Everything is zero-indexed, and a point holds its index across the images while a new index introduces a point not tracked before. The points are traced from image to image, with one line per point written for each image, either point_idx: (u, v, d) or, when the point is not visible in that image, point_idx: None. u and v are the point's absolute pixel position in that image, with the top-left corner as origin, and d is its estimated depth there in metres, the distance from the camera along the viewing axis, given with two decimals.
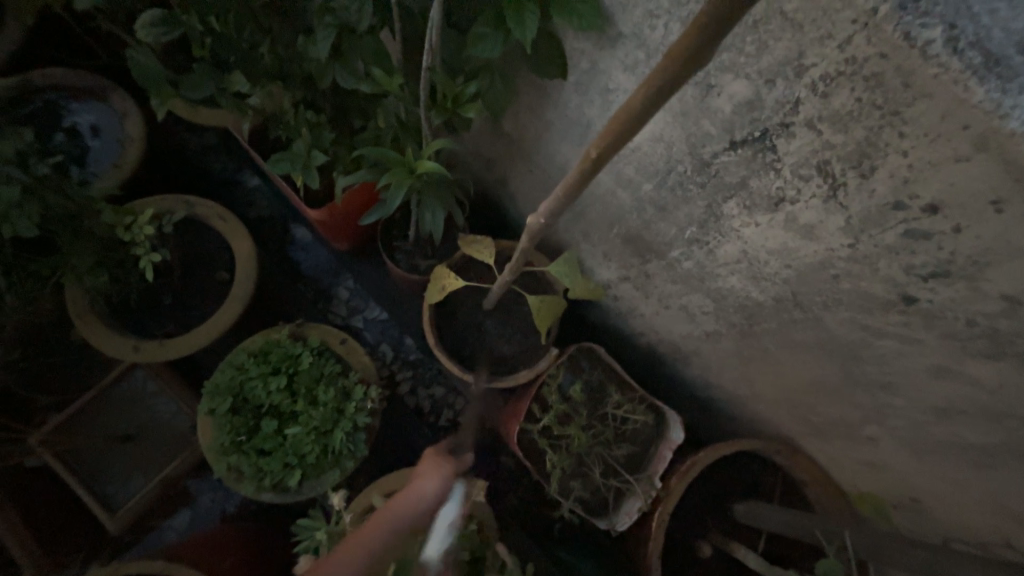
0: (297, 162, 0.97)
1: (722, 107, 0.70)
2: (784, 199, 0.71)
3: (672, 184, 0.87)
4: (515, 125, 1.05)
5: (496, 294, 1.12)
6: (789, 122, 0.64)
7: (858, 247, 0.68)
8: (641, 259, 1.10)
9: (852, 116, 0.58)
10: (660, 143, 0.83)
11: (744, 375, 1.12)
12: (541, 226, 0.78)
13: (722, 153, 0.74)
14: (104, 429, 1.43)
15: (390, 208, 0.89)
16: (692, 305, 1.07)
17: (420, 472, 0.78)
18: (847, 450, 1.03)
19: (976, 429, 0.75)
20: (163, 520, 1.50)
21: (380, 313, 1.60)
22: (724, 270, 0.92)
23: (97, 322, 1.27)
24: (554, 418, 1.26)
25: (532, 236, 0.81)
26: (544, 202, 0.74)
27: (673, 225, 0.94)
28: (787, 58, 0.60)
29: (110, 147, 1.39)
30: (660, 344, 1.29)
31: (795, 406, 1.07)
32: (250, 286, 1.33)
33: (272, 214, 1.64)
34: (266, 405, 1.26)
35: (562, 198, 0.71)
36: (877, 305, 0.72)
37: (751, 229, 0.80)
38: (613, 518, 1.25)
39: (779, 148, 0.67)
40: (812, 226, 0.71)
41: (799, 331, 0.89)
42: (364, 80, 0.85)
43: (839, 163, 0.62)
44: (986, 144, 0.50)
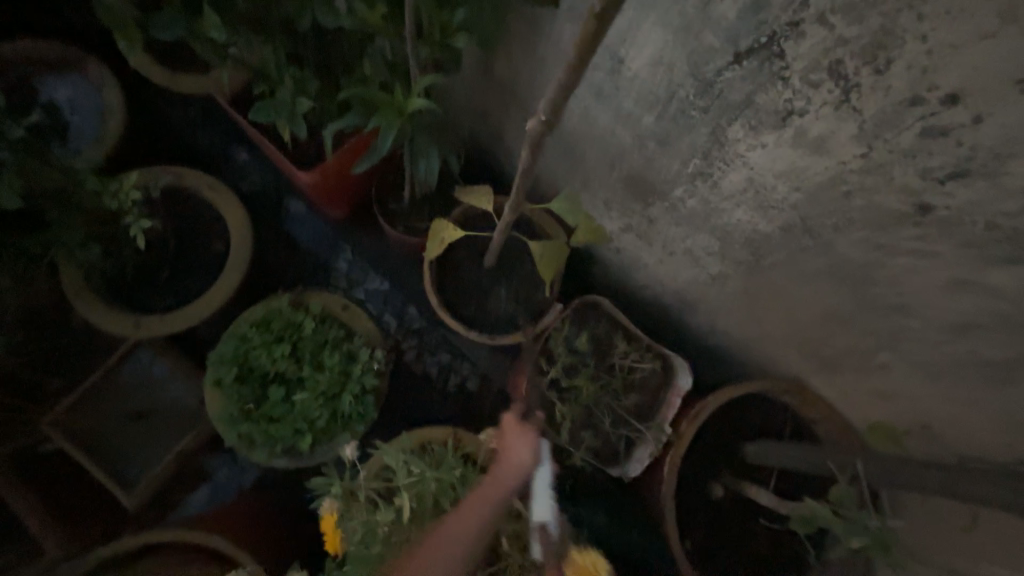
0: (281, 111, 0.94)
1: (726, 14, 0.66)
2: (792, 111, 0.68)
3: (674, 113, 0.83)
4: (509, 67, 1.01)
5: (496, 244, 1.10)
6: (798, 19, 0.60)
7: (871, 156, 0.65)
8: (643, 203, 1.07)
9: (867, 2, 0.55)
10: (660, 67, 0.79)
11: (752, 315, 1.11)
12: (541, 129, 0.65)
13: (726, 68, 0.71)
14: (115, 407, 1.44)
15: (381, 152, 0.86)
16: (698, 247, 1.05)
17: (511, 442, 0.87)
18: (857, 383, 1.03)
19: (991, 343, 0.74)
20: (183, 495, 1.53)
21: (381, 282, 1.57)
22: (730, 204, 0.89)
23: (94, 299, 1.26)
24: (560, 370, 1.27)
25: (533, 147, 0.69)
26: (542, 96, 0.61)
27: (676, 159, 0.90)
28: None
29: (90, 119, 1.34)
30: (666, 294, 1.28)
31: (805, 342, 1.06)
32: (247, 255, 1.31)
33: (266, 187, 1.60)
34: (273, 373, 1.26)
35: (561, 91, 0.58)
36: (890, 220, 0.70)
37: (757, 152, 0.77)
38: (625, 465, 1.26)
39: (788, 53, 0.64)
40: (823, 138, 0.68)
41: (810, 261, 0.87)
42: (345, 17, 0.81)
43: (851, 61, 0.59)
44: (1013, 13, 0.46)
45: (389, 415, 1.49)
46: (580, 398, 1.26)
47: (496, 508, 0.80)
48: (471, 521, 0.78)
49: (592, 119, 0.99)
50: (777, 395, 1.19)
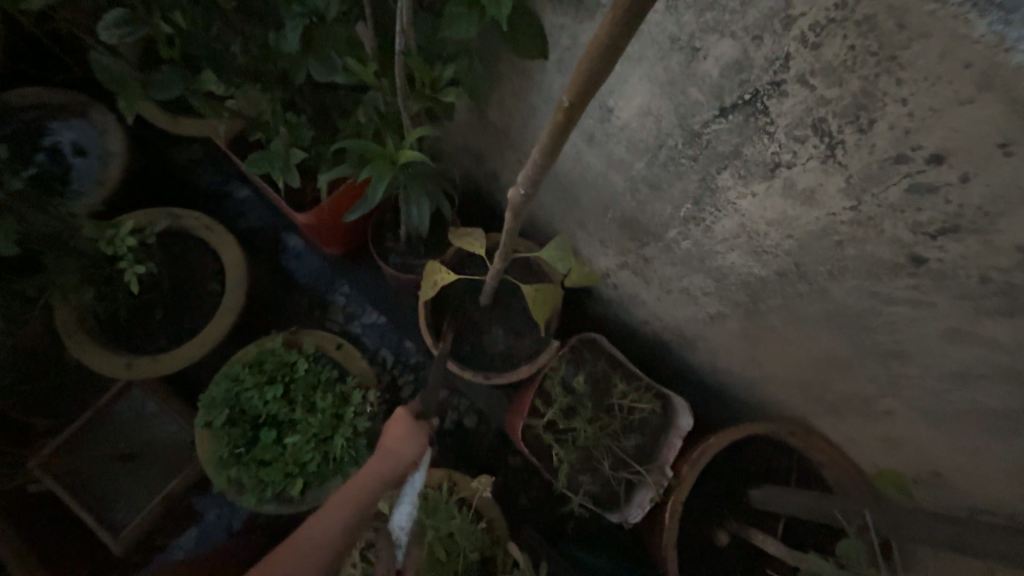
0: (275, 161, 0.94)
1: (709, 71, 0.67)
2: (779, 164, 0.68)
3: (663, 160, 0.84)
4: (501, 114, 1.02)
5: (490, 286, 1.09)
6: (780, 79, 0.61)
7: (861, 209, 0.65)
8: (638, 244, 1.07)
9: (846, 66, 0.55)
10: (648, 118, 0.80)
11: (752, 355, 1.09)
12: (523, 200, 0.67)
13: (712, 121, 0.71)
14: (103, 449, 1.41)
15: (372, 202, 0.87)
16: (693, 287, 1.04)
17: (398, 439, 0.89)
18: (863, 427, 1.00)
19: (996, 393, 0.72)
20: (170, 539, 1.48)
21: (378, 318, 1.57)
22: (724, 247, 0.89)
23: (86, 340, 1.25)
24: (558, 411, 1.24)
25: (516, 212, 0.70)
26: (520, 169, 0.63)
27: (668, 204, 0.91)
28: (774, 11, 0.57)
29: (93, 163, 1.37)
30: (664, 332, 1.26)
31: (807, 384, 1.03)
32: (242, 295, 1.31)
33: (265, 224, 1.61)
34: (264, 415, 1.24)
35: (539, 162, 0.59)
36: (884, 269, 0.69)
37: (748, 201, 0.77)
38: (625, 510, 1.22)
39: (772, 110, 0.64)
40: (811, 190, 0.68)
41: (806, 305, 0.86)
42: (338, 72, 0.83)
43: (834, 120, 0.60)
44: (990, 82, 0.47)
45: None
46: (577, 440, 1.23)
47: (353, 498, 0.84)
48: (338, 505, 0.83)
49: (584, 163, 1.00)
50: (780, 437, 1.16)
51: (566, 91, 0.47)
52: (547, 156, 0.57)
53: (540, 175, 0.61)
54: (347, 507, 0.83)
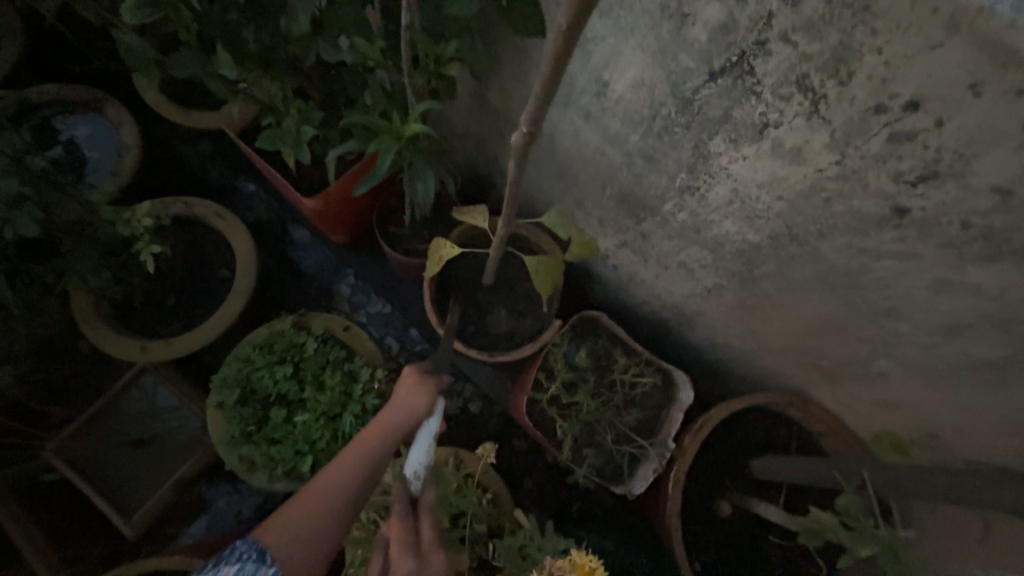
0: (286, 139, 0.98)
1: (698, 37, 0.71)
2: (767, 124, 0.72)
3: (657, 130, 0.87)
4: (501, 95, 1.06)
5: (493, 262, 1.12)
6: (764, 39, 0.65)
7: (845, 163, 0.68)
8: (636, 219, 1.10)
9: (825, 21, 0.59)
10: (642, 88, 0.84)
11: (749, 327, 1.12)
12: (525, 144, 0.68)
13: (703, 85, 0.75)
14: (117, 435, 1.44)
15: (379, 174, 0.90)
16: (691, 260, 1.07)
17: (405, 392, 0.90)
18: (859, 392, 1.03)
19: (984, 342, 0.74)
20: (180, 526, 1.50)
21: (383, 306, 1.60)
22: (718, 215, 0.92)
23: (102, 324, 1.28)
24: (560, 386, 1.27)
25: (518, 160, 0.71)
26: (522, 111, 0.64)
27: (663, 175, 0.94)
28: None
29: (108, 156, 1.41)
30: (663, 309, 1.29)
31: (803, 352, 1.06)
32: (252, 280, 1.34)
33: (271, 216, 1.65)
34: (275, 395, 1.27)
35: (538, 106, 0.60)
36: (871, 224, 0.73)
37: (739, 164, 0.80)
38: (629, 483, 1.23)
39: (757, 70, 0.68)
40: (798, 148, 0.71)
41: (799, 269, 0.89)
42: (346, 51, 0.87)
43: (817, 75, 0.63)
44: (957, 25, 0.50)
45: None
46: (580, 415, 1.26)
47: (373, 444, 0.85)
48: (350, 457, 0.83)
49: (582, 140, 1.04)
50: (780, 408, 1.18)
51: (561, 20, 0.48)
52: (545, 97, 0.59)
53: (541, 116, 0.62)
54: (366, 451, 0.84)
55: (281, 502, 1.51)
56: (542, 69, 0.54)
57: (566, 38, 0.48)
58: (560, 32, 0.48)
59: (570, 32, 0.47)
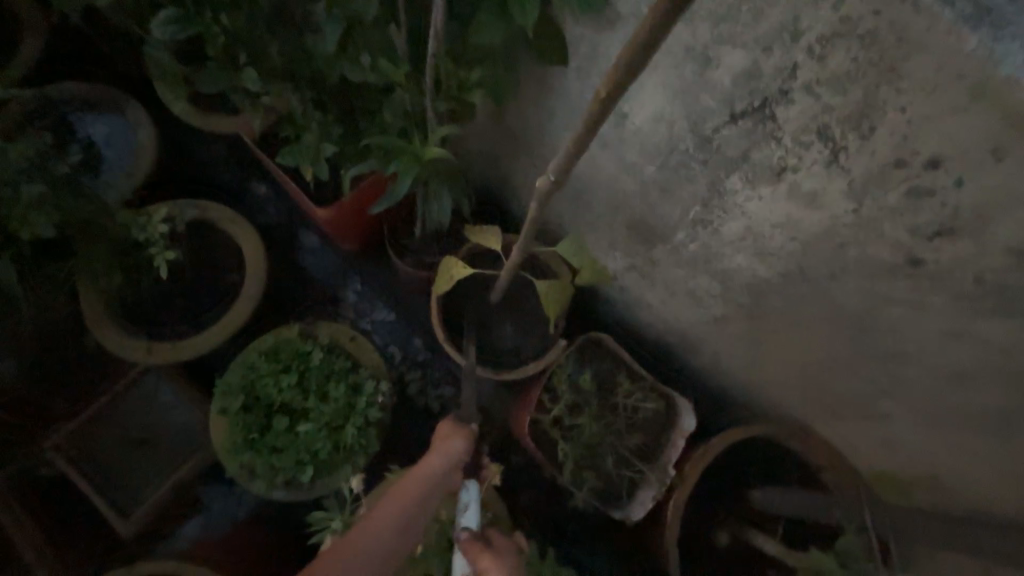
0: (305, 155, 0.99)
1: (722, 79, 0.71)
2: (785, 168, 0.73)
3: (674, 163, 0.88)
4: (519, 118, 1.07)
5: (503, 282, 1.13)
6: (787, 88, 0.65)
7: (862, 211, 0.69)
8: (647, 246, 1.11)
9: (850, 76, 0.59)
10: (661, 123, 0.85)
11: (754, 358, 1.12)
12: (551, 188, 0.69)
13: (723, 126, 0.76)
14: (117, 433, 1.44)
15: (397, 195, 0.91)
16: (699, 289, 1.08)
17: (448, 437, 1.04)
18: (862, 430, 1.03)
19: (992, 394, 0.75)
20: (176, 526, 1.50)
21: (388, 314, 1.60)
22: (730, 249, 0.93)
23: (110, 324, 1.29)
24: (564, 407, 1.27)
25: (542, 201, 0.72)
26: (551, 158, 0.65)
27: (677, 207, 0.95)
28: (783, 24, 0.61)
29: (124, 156, 1.43)
30: (669, 334, 1.29)
31: (808, 387, 1.06)
32: (261, 287, 1.35)
33: (282, 220, 1.66)
34: (278, 403, 1.27)
35: (570, 156, 0.62)
36: (884, 271, 0.73)
37: (754, 203, 0.81)
38: (628, 508, 1.23)
39: (779, 117, 0.68)
40: (815, 193, 0.72)
41: (808, 307, 0.89)
42: (371, 72, 0.88)
43: (839, 126, 0.64)
44: (982, 92, 0.51)
45: (389, 448, 1.48)
46: (582, 437, 1.26)
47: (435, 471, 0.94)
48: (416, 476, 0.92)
49: (598, 167, 1.04)
50: (782, 440, 1.18)
51: (601, 83, 0.49)
52: (576, 147, 0.60)
53: (570, 165, 0.64)
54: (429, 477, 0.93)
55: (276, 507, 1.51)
56: (576, 126, 0.57)
57: (602, 103, 0.51)
58: (598, 97, 0.50)
59: (608, 96, 0.50)
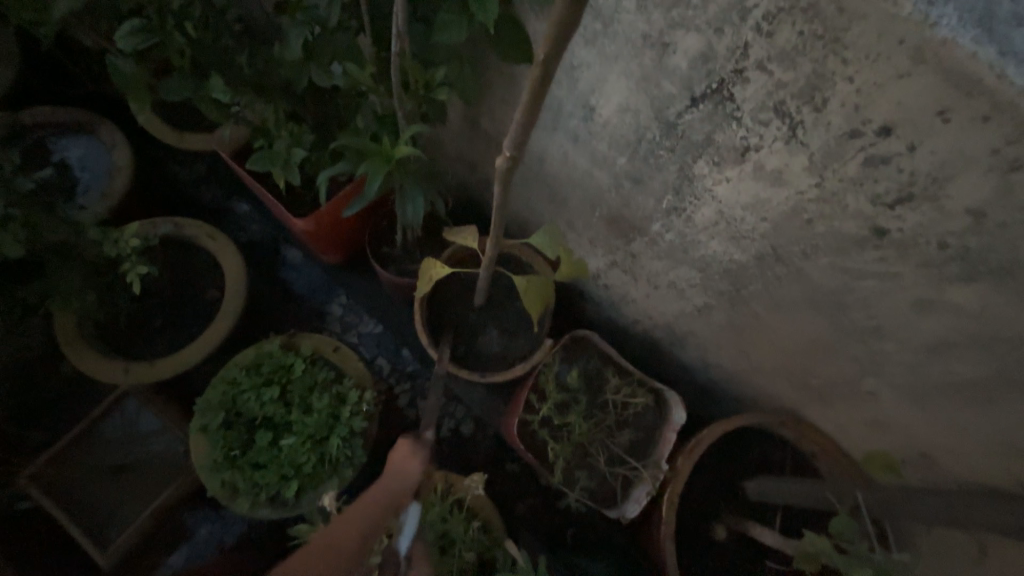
0: (275, 161, 0.99)
1: (679, 64, 0.73)
2: (749, 147, 0.74)
3: (644, 153, 0.89)
4: (492, 119, 1.08)
5: (484, 281, 1.13)
6: (741, 67, 0.66)
7: (824, 186, 0.70)
8: (625, 240, 1.11)
9: (797, 50, 0.60)
10: (627, 113, 0.86)
11: (739, 347, 1.12)
12: (509, 166, 0.68)
13: (685, 110, 0.77)
14: (95, 461, 1.40)
15: (368, 196, 0.91)
16: (680, 280, 1.08)
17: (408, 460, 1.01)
18: (849, 412, 1.02)
19: (966, 361, 0.75)
20: (159, 557, 1.44)
21: (374, 326, 1.59)
22: (705, 236, 0.94)
23: (84, 346, 1.26)
24: (552, 407, 1.26)
25: (503, 181, 0.72)
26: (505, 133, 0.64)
27: (650, 197, 0.96)
28: (730, 4, 0.63)
29: (99, 177, 1.42)
30: (655, 329, 1.29)
31: (793, 372, 1.06)
32: (240, 301, 1.33)
33: (263, 236, 1.65)
34: (261, 418, 1.24)
35: (520, 127, 0.61)
36: (854, 245, 0.74)
37: (723, 187, 0.82)
38: (623, 506, 1.21)
39: (737, 96, 0.69)
40: (779, 171, 0.73)
41: (785, 289, 0.90)
42: (338, 76, 0.89)
43: (793, 101, 0.65)
44: (923, 56, 0.52)
45: (379, 462, 1.45)
46: (572, 436, 1.24)
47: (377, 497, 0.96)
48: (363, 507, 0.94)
49: (570, 163, 1.06)
50: (773, 429, 1.17)
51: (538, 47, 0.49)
52: (528, 116, 0.59)
53: (523, 139, 0.63)
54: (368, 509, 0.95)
55: (265, 530, 1.46)
56: (522, 99, 0.57)
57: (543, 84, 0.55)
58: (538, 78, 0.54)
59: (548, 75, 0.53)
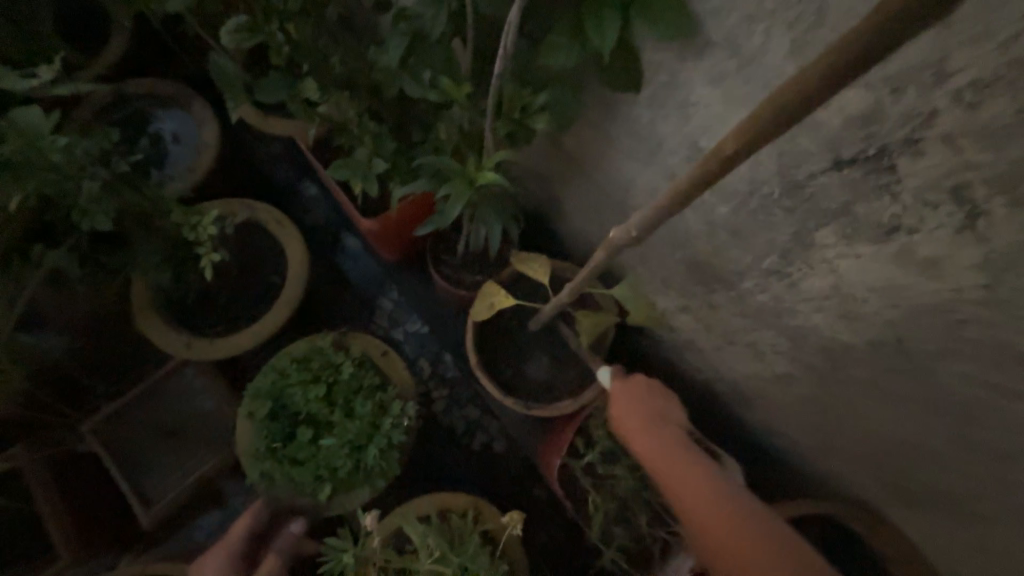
0: (356, 170, 0.97)
1: (828, 121, 0.61)
2: (898, 228, 0.62)
3: (754, 207, 0.79)
4: (579, 143, 1.00)
5: (546, 314, 1.06)
6: (916, 137, 0.55)
7: (994, 288, 0.57)
8: (706, 289, 1.01)
9: (1009, 132, 0.48)
10: (744, 162, 0.75)
11: (822, 427, 0.99)
12: (628, 242, 0.71)
13: (821, 172, 0.66)
14: (151, 421, 1.47)
15: (446, 220, 0.87)
16: (763, 342, 0.97)
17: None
18: (949, 530, 0.88)
19: None
20: (194, 518, 1.51)
21: (420, 327, 1.57)
22: (808, 306, 0.82)
23: (155, 317, 1.31)
24: (598, 454, 1.17)
25: (613, 252, 0.74)
26: (638, 215, 0.68)
27: (749, 252, 0.85)
28: (924, 63, 0.51)
29: (187, 151, 1.47)
30: (723, 387, 1.18)
31: (887, 470, 0.92)
32: (302, 292, 1.34)
33: (325, 223, 1.67)
34: (304, 414, 1.24)
35: (660, 211, 0.64)
36: (1015, 359, 0.60)
37: (850, 261, 0.70)
38: (660, 573, 1.12)
39: (900, 169, 0.58)
40: (935, 260, 0.60)
41: (899, 383, 0.77)
42: (430, 90, 0.85)
43: (980, 187, 0.52)
44: None
45: (411, 469, 1.44)
46: (616, 489, 1.16)
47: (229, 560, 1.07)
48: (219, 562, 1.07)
49: None
50: (846, 524, 1.03)
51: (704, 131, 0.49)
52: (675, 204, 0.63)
53: (657, 222, 0.66)
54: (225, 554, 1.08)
55: None
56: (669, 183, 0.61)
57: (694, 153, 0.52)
58: None
59: None
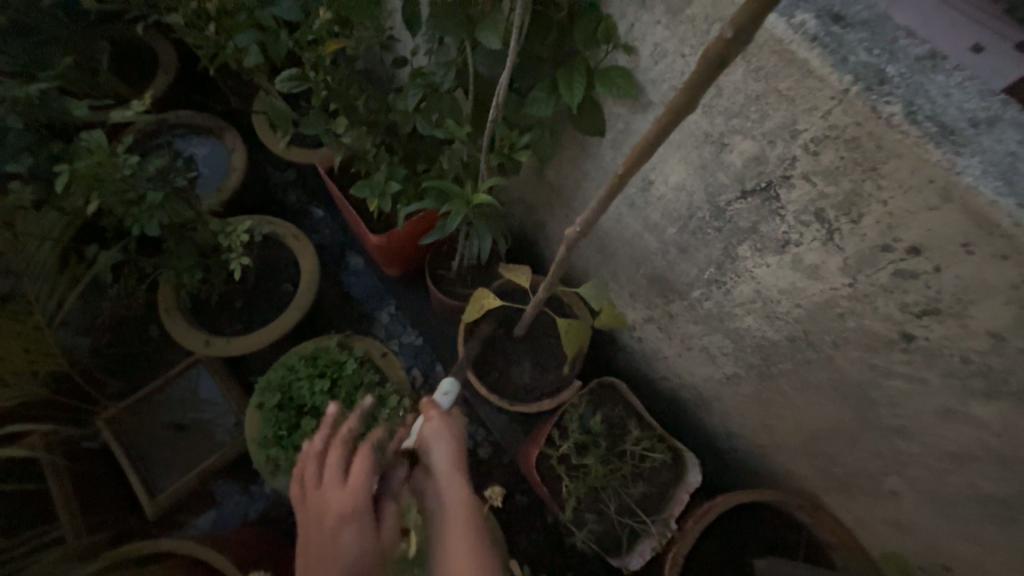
0: (374, 189, 1.15)
1: (734, 161, 0.83)
2: (789, 242, 0.82)
3: (693, 227, 0.99)
4: (557, 175, 1.22)
5: (528, 317, 1.23)
6: (788, 174, 0.76)
7: (857, 286, 0.76)
8: (665, 299, 1.19)
9: (841, 171, 0.69)
10: (682, 192, 0.96)
11: (761, 420, 1.15)
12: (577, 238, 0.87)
13: (734, 201, 0.86)
14: (160, 417, 1.58)
15: (447, 232, 1.05)
16: (713, 346, 1.14)
17: None
18: (869, 507, 1.03)
19: (989, 475, 0.77)
20: (192, 517, 1.58)
21: (416, 336, 1.72)
22: (741, 310, 1.00)
23: (179, 316, 1.46)
24: (572, 446, 1.31)
25: (569, 246, 0.89)
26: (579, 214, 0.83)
27: (694, 266, 1.04)
28: (784, 124, 0.72)
29: (217, 173, 1.67)
30: (682, 389, 1.34)
31: (815, 456, 1.07)
32: (311, 297, 1.50)
33: (334, 241, 1.85)
34: (309, 406, 1.38)
35: (594, 212, 0.80)
36: (882, 343, 0.79)
37: (763, 270, 0.90)
38: (625, 557, 1.24)
39: (783, 197, 0.78)
40: (815, 266, 0.80)
41: (813, 373, 0.95)
42: (437, 128, 1.06)
43: (832, 210, 0.73)
44: (949, 196, 0.60)
45: None
46: (586, 478, 1.29)
47: None
48: None
49: (623, 224, 1.16)
50: (790, 510, 1.18)
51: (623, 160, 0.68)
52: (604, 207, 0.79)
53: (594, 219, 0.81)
54: None
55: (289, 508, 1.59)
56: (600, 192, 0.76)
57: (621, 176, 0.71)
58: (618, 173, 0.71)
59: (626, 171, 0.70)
